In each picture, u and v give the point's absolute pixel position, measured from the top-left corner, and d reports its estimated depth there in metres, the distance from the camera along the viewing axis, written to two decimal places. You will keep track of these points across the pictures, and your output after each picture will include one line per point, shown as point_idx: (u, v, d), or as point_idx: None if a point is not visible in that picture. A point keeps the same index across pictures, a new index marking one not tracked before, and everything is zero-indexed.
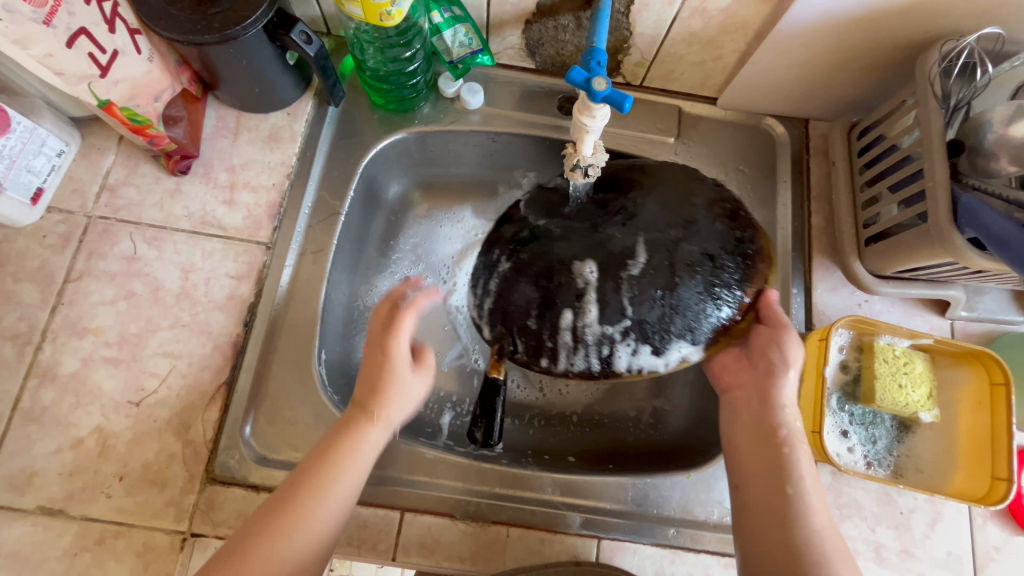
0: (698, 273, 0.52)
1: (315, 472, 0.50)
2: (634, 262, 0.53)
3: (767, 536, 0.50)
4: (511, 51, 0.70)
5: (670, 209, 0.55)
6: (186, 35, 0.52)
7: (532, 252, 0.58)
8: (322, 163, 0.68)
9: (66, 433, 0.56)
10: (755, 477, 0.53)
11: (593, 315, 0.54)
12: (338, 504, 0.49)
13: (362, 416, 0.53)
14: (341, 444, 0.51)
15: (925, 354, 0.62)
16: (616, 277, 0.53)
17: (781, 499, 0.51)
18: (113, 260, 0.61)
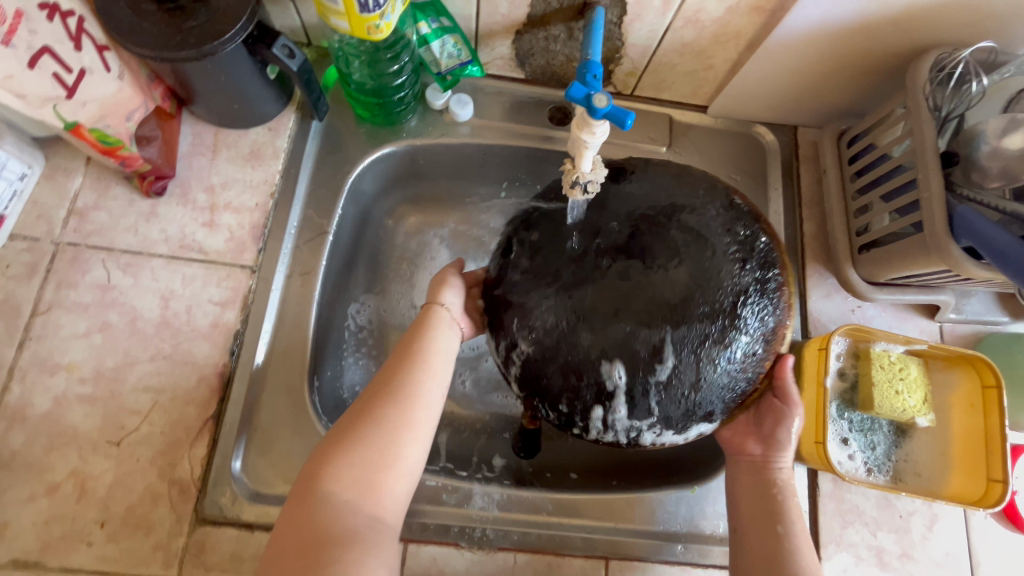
0: (723, 363, 0.46)
1: (350, 431, 0.47)
2: (662, 365, 0.45)
3: None
4: (501, 62, 0.68)
5: (701, 277, 0.46)
6: (159, 52, 0.49)
7: (542, 328, 0.48)
8: (307, 180, 0.66)
9: (40, 478, 0.52)
10: (744, 482, 0.57)
11: (622, 411, 0.47)
12: (406, 472, 0.47)
13: (401, 388, 0.50)
14: (375, 408, 0.48)
15: (919, 359, 0.62)
16: (646, 379, 0.46)
17: (763, 500, 0.54)
18: (85, 289, 0.58)
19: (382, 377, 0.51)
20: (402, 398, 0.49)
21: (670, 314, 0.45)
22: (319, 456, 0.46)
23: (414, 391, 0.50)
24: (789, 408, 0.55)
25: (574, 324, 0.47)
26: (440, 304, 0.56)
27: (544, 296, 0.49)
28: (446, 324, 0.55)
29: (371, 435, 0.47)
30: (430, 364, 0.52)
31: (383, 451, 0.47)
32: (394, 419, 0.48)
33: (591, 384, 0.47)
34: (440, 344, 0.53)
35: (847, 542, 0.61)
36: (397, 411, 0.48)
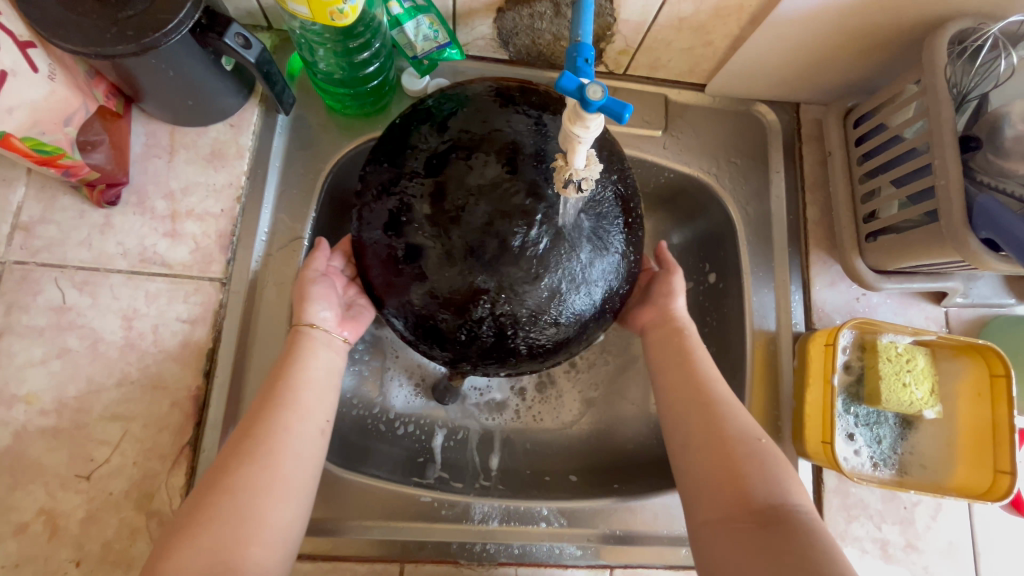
0: (615, 299, 0.49)
1: (198, 512, 0.41)
2: (573, 324, 0.47)
3: None
4: (482, 42, 0.62)
5: (586, 232, 0.45)
6: (93, 48, 0.43)
7: (441, 299, 0.44)
8: (276, 181, 0.60)
9: (5, 519, 0.49)
10: (668, 375, 0.54)
11: (541, 362, 0.50)
12: (275, 538, 0.42)
13: (261, 442, 0.45)
14: (227, 475, 0.43)
15: (926, 348, 0.60)
16: (561, 339, 0.47)
17: (689, 383, 0.53)
18: (39, 313, 0.53)
19: (244, 427, 0.46)
20: (261, 454, 0.44)
21: (564, 274, 0.44)
22: (162, 547, 0.40)
23: (272, 453, 0.44)
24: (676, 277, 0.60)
25: (472, 296, 0.44)
26: (311, 328, 0.52)
27: (437, 271, 0.44)
28: (320, 346, 0.52)
29: (233, 504, 0.41)
30: (299, 404, 0.48)
31: (247, 520, 0.41)
32: (258, 478, 0.43)
33: (494, 346, 0.46)
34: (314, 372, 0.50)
35: (853, 536, 0.60)
36: (258, 471, 0.43)
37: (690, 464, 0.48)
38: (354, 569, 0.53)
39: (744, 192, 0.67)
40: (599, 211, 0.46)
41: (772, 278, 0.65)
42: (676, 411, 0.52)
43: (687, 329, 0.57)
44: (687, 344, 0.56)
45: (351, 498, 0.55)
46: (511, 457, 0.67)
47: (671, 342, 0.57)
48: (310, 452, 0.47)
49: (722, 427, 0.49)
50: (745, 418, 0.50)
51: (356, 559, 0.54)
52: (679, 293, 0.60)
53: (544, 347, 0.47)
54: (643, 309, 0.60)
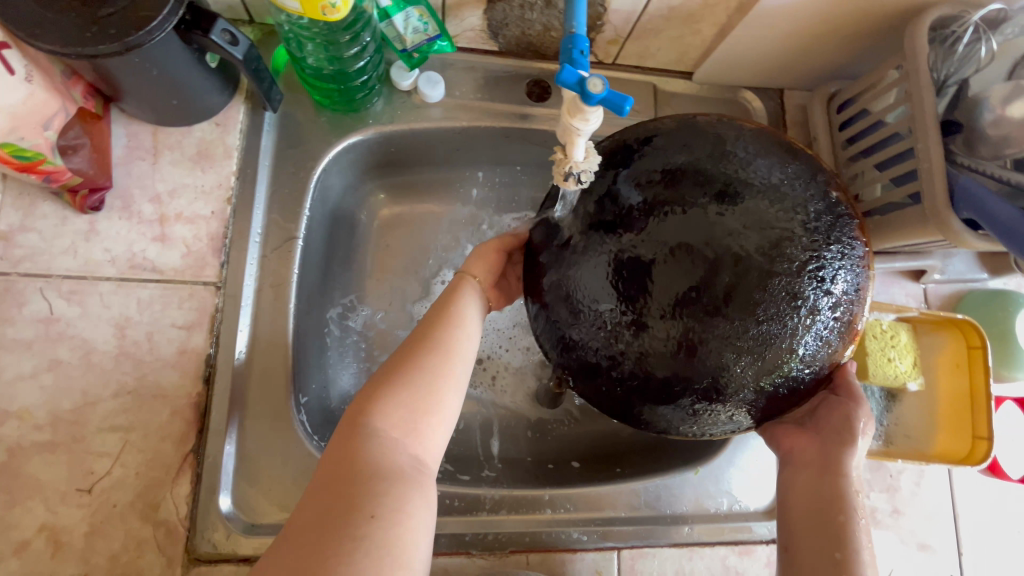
0: (761, 379, 0.39)
1: (396, 373, 0.44)
2: (692, 384, 0.39)
3: None
4: (471, 33, 0.62)
5: (762, 329, 0.38)
6: (72, 48, 0.42)
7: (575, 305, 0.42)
8: (267, 180, 0.59)
9: (5, 538, 0.48)
10: (809, 556, 0.45)
11: (649, 417, 0.42)
12: (447, 417, 0.44)
13: (443, 339, 0.46)
14: (417, 356, 0.45)
15: (908, 324, 0.63)
16: (673, 396, 0.40)
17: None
18: (25, 325, 0.51)
19: (416, 332, 0.47)
20: (440, 352, 0.45)
21: (714, 360, 0.38)
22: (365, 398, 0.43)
23: (451, 347, 0.46)
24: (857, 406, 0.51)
25: (602, 318, 0.41)
26: (472, 279, 0.51)
27: (583, 271, 0.42)
28: (481, 302, 0.51)
29: (420, 386, 0.43)
30: (465, 324, 0.48)
31: (429, 398, 0.43)
32: (439, 368, 0.45)
33: (597, 380, 0.42)
34: (471, 309, 0.49)
35: None
36: (437, 360, 0.45)
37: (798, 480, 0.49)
38: None
39: None
40: (789, 323, 0.38)
41: None
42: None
43: (850, 491, 0.47)
44: (849, 529, 0.45)
45: None
46: (513, 446, 0.68)
47: (830, 488, 0.47)
48: (469, 376, 0.47)
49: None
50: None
51: None
52: (859, 434, 0.50)
53: (646, 413, 0.42)
54: (796, 434, 0.52)
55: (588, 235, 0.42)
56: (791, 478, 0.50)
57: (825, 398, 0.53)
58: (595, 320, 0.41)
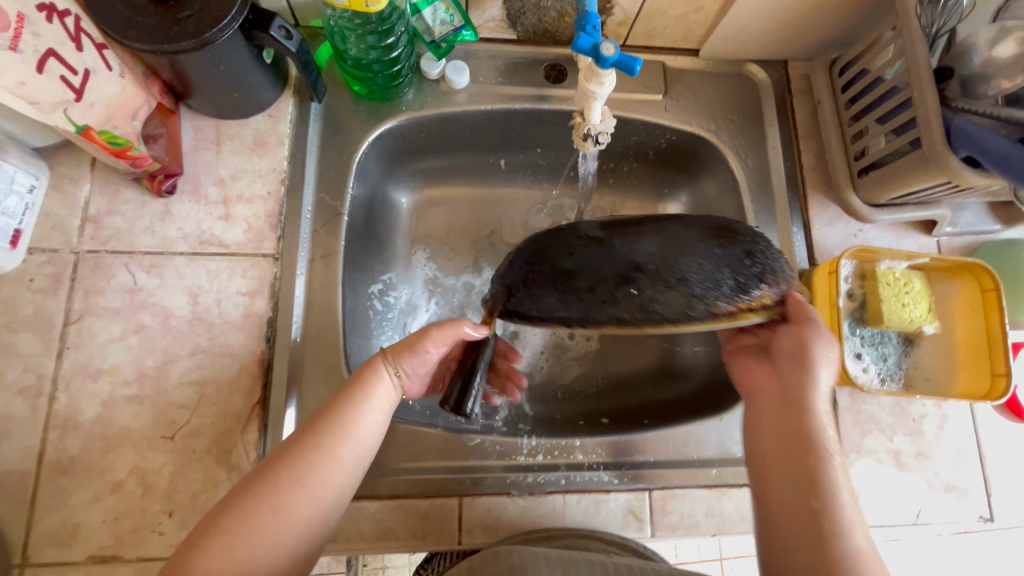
0: (703, 241, 0.47)
1: (283, 469, 0.46)
2: (637, 239, 0.48)
3: (795, 551, 0.46)
4: (492, 24, 0.69)
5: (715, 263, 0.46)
6: (158, 45, 0.49)
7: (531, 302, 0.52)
8: (315, 164, 0.66)
9: (103, 479, 0.54)
10: (784, 511, 0.48)
11: (602, 278, 0.47)
12: (330, 506, 0.47)
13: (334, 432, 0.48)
14: (307, 451, 0.47)
15: (920, 272, 0.66)
16: (622, 250, 0.48)
17: (815, 538, 0.45)
18: (113, 294, 0.58)
19: (320, 410, 0.50)
20: (338, 431, 0.48)
21: (663, 248, 0.47)
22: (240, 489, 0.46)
23: (349, 431, 0.49)
24: (814, 330, 0.53)
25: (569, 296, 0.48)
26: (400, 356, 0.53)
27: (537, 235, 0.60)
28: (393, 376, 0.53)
29: (300, 471, 0.46)
30: (368, 405, 0.50)
31: (313, 493, 0.46)
32: (322, 466, 0.47)
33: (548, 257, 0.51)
34: (384, 387, 0.52)
35: (867, 448, 0.65)
36: (328, 451, 0.47)
37: (765, 435, 0.53)
38: (416, 505, 0.57)
39: (742, 146, 0.73)
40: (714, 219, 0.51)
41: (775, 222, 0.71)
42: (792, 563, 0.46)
43: (818, 434, 0.50)
44: (821, 470, 0.48)
45: (408, 444, 0.60)
46: (541, 405, 0.72)
47: (799, 426, 0.51)
48: (363, 459, 0.50)
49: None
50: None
51: (416, 496, 0.58)
52: (816, 357, 0.53)
53: (601, 272, 0.47)
54: (756, 368, 0.59)
55: (526, 251, 0.55)
56: (760, 425, 0.54)
57: (785, 328, 0.56)
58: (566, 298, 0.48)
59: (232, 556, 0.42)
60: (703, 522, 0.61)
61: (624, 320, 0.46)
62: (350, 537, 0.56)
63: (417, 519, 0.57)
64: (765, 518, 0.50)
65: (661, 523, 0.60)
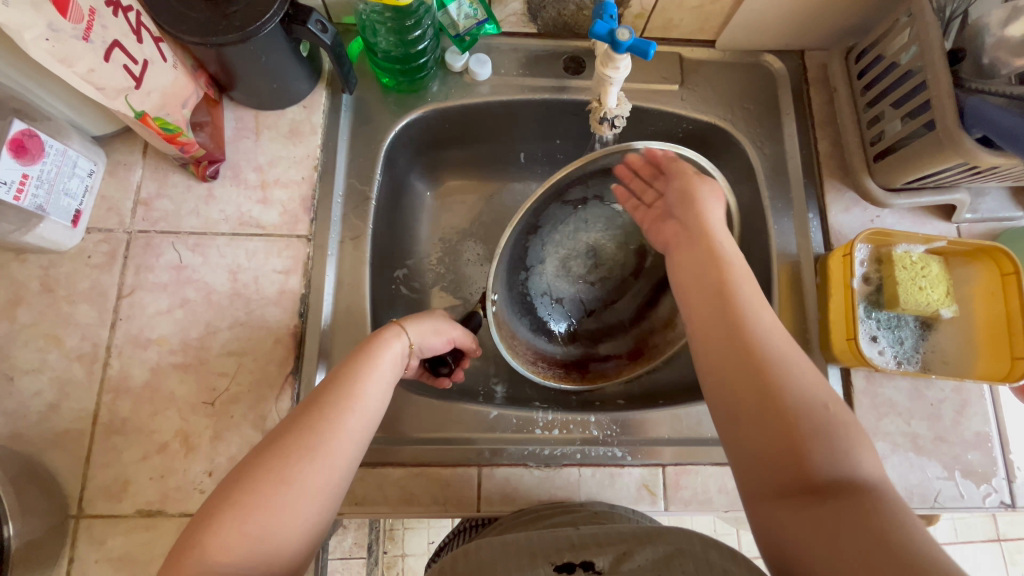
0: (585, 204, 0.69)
1: (280, 448, 0.47)
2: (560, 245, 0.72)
3: (755, 422, 0.46)
4: (514, 18, 0.72)
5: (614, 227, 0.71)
6: (208, 38, 0.53)
7: (539, 345, 0.72)
8: (345, 152, 0.70)
9: (150, 440, 0.59)
10: (733, 385, 0.49)
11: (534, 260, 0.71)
12: (323, 484, 0.47)
13: (331, 410, 0.50)
14: (303, 429, 0.48)
15: (938, 257, 0.66)
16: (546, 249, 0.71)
17: (766, 395, 0.47)
18: (162, 271, 0.63)
19: (315, 396, 0.51)
20: (340, 400, 0.50)
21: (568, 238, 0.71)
22: (234, 479, 0.45)
23: (349, 406, 0.51)
24: (697, 184, 0.61)
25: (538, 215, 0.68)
26: (401, 329, 0.58)
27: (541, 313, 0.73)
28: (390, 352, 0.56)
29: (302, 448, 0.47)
30: (365, 377, 0.53)
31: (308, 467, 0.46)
32: (316, 441, 0.48)
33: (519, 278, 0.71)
34: (383, 361, 0.55)
35: (883, 432, 0.65)
36: (324, 426, 0.49)
37: (698, 314, 0.54)
38: (437, 473, 0.60)
39: (758, 134, 0.74)
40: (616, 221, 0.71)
41: (791, 208, 0.72)
42: (760, 447, 0.45)
43: (741, 296, 0.53)
44: (754, 329, 0.50)
45: (430, 416, 0.63)
46: (558, 386, 0.75)
47: (723, 293, 0.53)
48: (359, 443, 0.50)
49: (808, 455, 0.43)
50: (856, 437, 0.44)
51: (437, 465, 0.61)
52: (704, 200, 0.60)
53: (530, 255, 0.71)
54: (682, 253, 0.59)
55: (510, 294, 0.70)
56: (688, 302, 0.56)
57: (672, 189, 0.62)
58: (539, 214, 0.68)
59: (234, 546, 0.42)
60: (716, 498, 0.62)
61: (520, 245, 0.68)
62: (375, 501, 0.59)
63: (438, 486, 0.60)
64: (719, 397, 0.50)
65: (675, 498, 0.61)
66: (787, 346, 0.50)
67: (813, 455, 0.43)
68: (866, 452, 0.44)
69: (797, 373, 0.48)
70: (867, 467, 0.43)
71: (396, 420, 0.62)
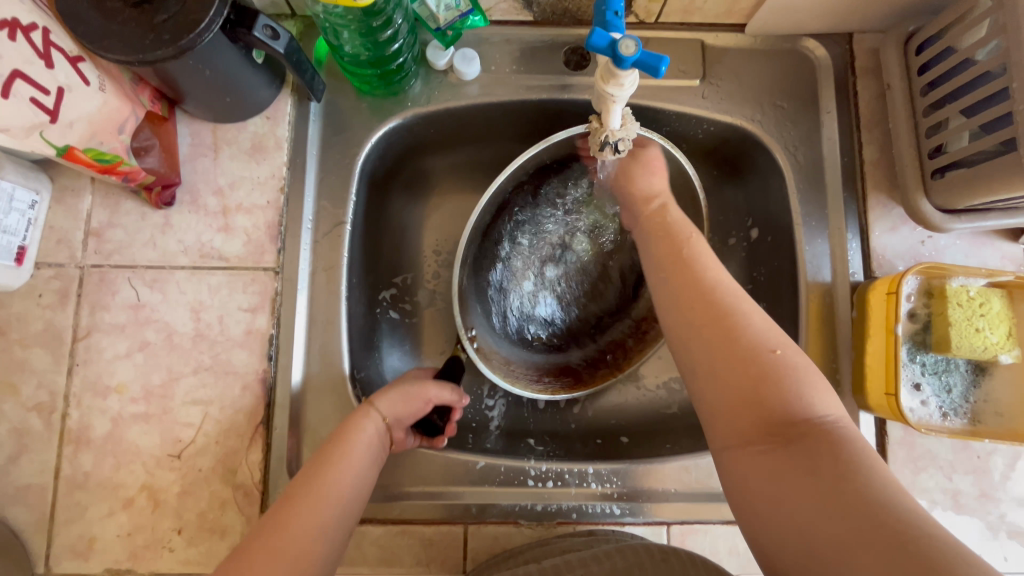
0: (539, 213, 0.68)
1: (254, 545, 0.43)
2: (534, 253, 0.68)
3: (744, 417, 0.42)
4: (504, 5, 0.61)
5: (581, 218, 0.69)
6: (135, 55, 0.45)
7: (536, 362, 0.68)
8: (315, 168, 0.62)
9: (115, 494, 0.55)
10: (717, 387, 0.44)
11: (509, 274, 0.68)
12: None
13: (308, 494, 0.46)
14: (278, 521, 0.44)
15: (1002, 290, 0.56)
16: (521, 259, 0.68)
17: (749, 388, 0.43)
18: (118, 310, 0.58)
19: (288, 492, 0.46)
20: (309, 492, 0.46)
21: (541, 248, 0.69)
22: None
23: (329, 487, 0.47)
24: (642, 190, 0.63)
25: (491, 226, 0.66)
26: (371, 406, 0.54)
27: (531, 327, 0.69)
28: (369, 426, 0.52)
29: (278, 540, 0.42)
30: (342, 456, 0.49)
31: (282, 560, 0.42)
32: (292, 531, 0.43)
33: (499, 298, 0.68)
34: (364, 436, 0.52)
35: (920, 488, 0.58)
36: (299, 513, 0.44)
37: (671, 315, 0.50)
38: (421, 531, 0.56)
39: (792, 137, 0.63)
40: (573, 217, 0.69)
41: (827, 227, 0.62)
42: (721, 403, 0.43)
43: (717, 287, 0.49)
44: (730, 320, 0.46)
45: (412, 466, 0.58)
46: (557, 417, 0.69)
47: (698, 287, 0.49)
48: (338, 534, 0.45)
49: (772, 402, 0.42)
50: (816, 377, 0.43)
51: (421, 522, 0.56)
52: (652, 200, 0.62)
53: (508, 268, 0.68)
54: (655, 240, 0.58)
55: (492, 318, 0.67)
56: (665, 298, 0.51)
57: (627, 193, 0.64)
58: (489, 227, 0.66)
59: None
60: (725, 560, 0.57)
61: (494, 267, 0.67)
62: (354, 560, 0.55)
63: (422, 545, 0.56)
64: (705, 405, 0.45)
65: None
66: (742, 298, 0.48)
67: (775, 398, 0.42)
68: (826, 394, 0.43)
69: (757, 324, 0.46)
70: (824, 407, 0.42)
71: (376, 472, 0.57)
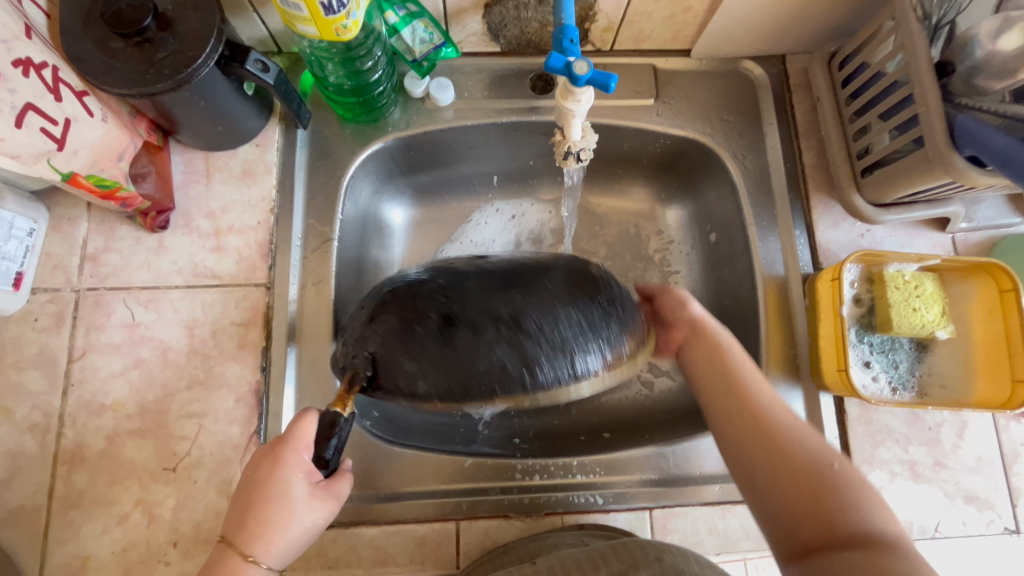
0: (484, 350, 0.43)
1: None
2: None
3: (802, 531, 0.45)
4: (474, 38, 0.67)
5: (562, 278, 0.45)
6: (137, 88, 0.49)
7: None
8: (303, 191, 0.66)
9: (109, 511, 0.56)
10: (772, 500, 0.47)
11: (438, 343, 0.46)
12: None
13: None
14: None
15: (933, 274, 0.62)
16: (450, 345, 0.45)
17: (807, 503, 0.45)
18: (114, 330, 0.60)
19: None
20: None
21: None
22: None
23: None
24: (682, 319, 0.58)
25: (376, 317, 0.47)
26: (257, 569, 0.44)
27: None
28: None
29: None
30: None
31: None
32: None
33: None
34: None
35: (880, 460, 0.62)
36: None
37: (723, 433, 0.51)
38: (413, 530, 0.58)
39: (739, 147, 0.70)
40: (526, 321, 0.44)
41: (776, 226, 0.68)
42: (782, 513, 0.46)
43: (768, 409, 0.50)
44: (777, 437, 0.48)
45: (404, 470, 0.60)
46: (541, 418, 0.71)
47: (749, 406, 0.51)
48: None
49: (831, 512, 0.44)
50: (876, 493, 0.45)
51: (413, 521, 0.58)
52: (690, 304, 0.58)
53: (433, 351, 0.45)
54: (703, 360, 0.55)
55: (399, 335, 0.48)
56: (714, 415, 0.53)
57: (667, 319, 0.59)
58: (375, 324, 0.46)
59: None
60: (706, 541, 0.59)
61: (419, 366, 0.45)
62: (349, 562, 0.57)
63: (416, 544, 0.58)
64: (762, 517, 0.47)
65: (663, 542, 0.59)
66: (801, 420, 0.50)
67: (832, 514, 0.44)
68: (882, 507, 0.45)
69: (812, 439, 0.48)
70: (883, 522, 0.43)
71: (370, 474, 0.60)
